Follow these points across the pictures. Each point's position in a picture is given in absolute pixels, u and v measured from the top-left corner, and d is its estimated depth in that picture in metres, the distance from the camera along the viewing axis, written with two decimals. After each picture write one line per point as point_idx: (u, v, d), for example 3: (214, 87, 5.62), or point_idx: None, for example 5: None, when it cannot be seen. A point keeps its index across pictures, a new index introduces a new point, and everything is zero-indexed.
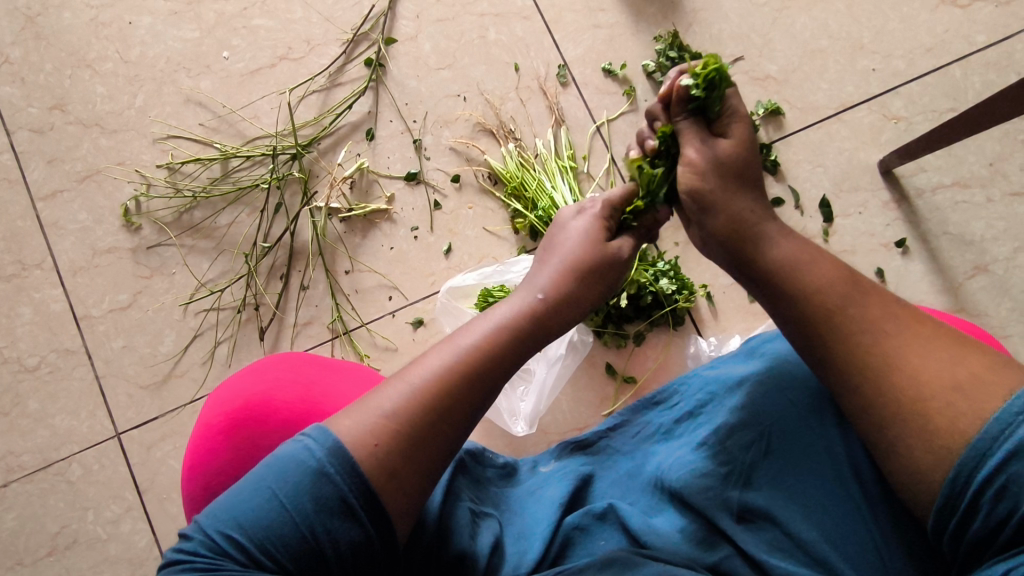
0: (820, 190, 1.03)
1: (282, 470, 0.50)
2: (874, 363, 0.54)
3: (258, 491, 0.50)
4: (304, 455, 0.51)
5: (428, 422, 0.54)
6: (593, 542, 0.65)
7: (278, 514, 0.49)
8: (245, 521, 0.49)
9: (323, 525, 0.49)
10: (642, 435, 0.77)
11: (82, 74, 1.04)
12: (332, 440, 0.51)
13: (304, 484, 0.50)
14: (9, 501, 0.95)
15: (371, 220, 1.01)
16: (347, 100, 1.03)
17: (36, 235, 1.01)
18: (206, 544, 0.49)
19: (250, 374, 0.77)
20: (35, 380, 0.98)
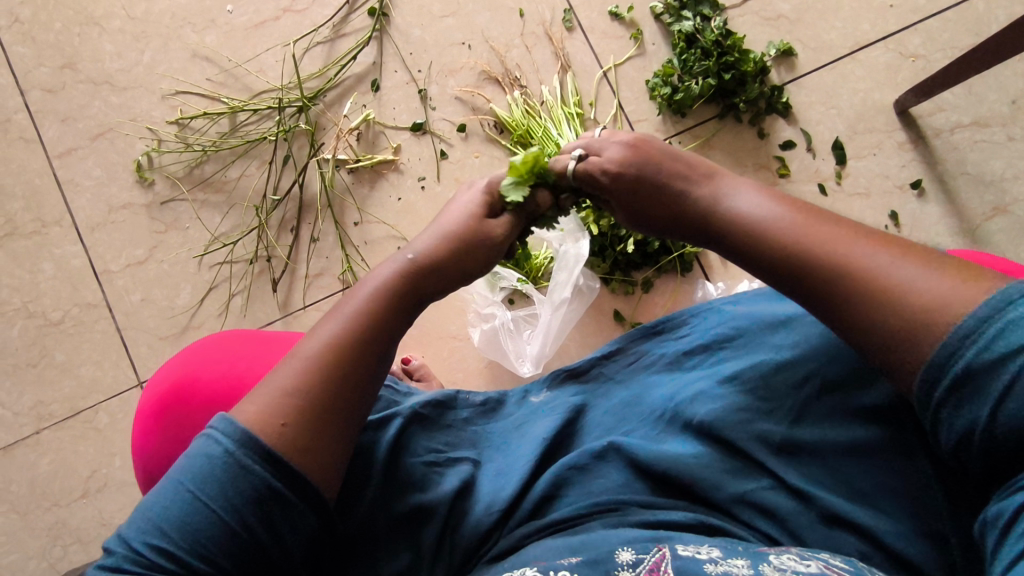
0: (833, 132, 1.00)
1: (197, 466, 0.51)
2: (828, 279, 0.52)
3: (176, 492, 0.51)
4: (215, 451, 0.51)
5: (323, 382, 0.56)
6: (591, 482, 0.65)
7: (198, 512, 0.50)
8: (173, 522, 0.50)
9: (252, 514, 0.50)
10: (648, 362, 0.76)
11: (90, 32, 1.05)
12: (239, 430, 0.52)
13: (223, 479, 0.50)
14: (42, 447, 1.00)
15: (379, 170, 1.02)
16: (352, 51, 1.03)
17: (53, 193, 1.03)
18: (135, 557, 0.49)
19: (184, 359, 0.73)
20: (60, 333, 1.01)
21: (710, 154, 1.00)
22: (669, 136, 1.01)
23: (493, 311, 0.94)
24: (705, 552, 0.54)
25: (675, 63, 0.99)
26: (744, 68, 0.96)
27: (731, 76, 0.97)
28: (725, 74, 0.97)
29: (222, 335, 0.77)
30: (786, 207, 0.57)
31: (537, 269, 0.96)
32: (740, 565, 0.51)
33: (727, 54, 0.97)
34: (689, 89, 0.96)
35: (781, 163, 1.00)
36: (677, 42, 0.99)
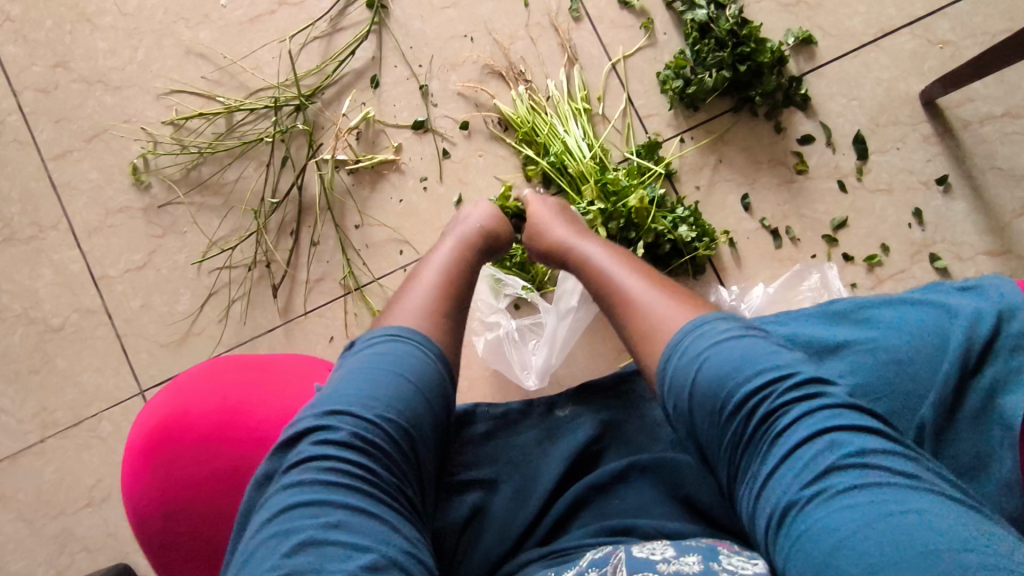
0: (855, 125, 0.95)
1: (379, 367, 0.61)
2: (617, 306, 0.68)
3: (359, 381, 0.59)
4: (391, 354, 0.62)
5: (438, 323, 0.67)
6: (607, 504, 0.69)
7: (413, 401, 0.60)
8: (389, 406, 0.58)
9: (415, 411, 0.60)
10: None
11: (82, 29, 1.02)
12: (399, 343, 0.62)
13: (398, 381, 0.60)
14: (47, 455, 0.99)
15: (380, 171, 0.99)
16: (350, 45, 0.99)
17: (49, 198, 1.01)
18: (322, 459, 0.55)
19: (170, 395, 0.67)
20: (61, 340, 1.00)
21: (725, 150, 0.96)
22: (680, 132, 0.96)
23: (497, 320, 0.91)
24: (658, 552, 0.54)
25: (688, 55, 0.94)
26: (760, 58, 0.90)
27: (746, 68, 0.91)
28: (740, 66, 0.91)
29: (211, 361, 0.71)
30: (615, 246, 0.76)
31: (543, 274, 0.93)
32: (692, 563, 0.51)
33: (742, 44, 0.91)
34: (702, 83, 0.92)
35: (798, 159, 0.95)
36: (689, 31, 0.93)
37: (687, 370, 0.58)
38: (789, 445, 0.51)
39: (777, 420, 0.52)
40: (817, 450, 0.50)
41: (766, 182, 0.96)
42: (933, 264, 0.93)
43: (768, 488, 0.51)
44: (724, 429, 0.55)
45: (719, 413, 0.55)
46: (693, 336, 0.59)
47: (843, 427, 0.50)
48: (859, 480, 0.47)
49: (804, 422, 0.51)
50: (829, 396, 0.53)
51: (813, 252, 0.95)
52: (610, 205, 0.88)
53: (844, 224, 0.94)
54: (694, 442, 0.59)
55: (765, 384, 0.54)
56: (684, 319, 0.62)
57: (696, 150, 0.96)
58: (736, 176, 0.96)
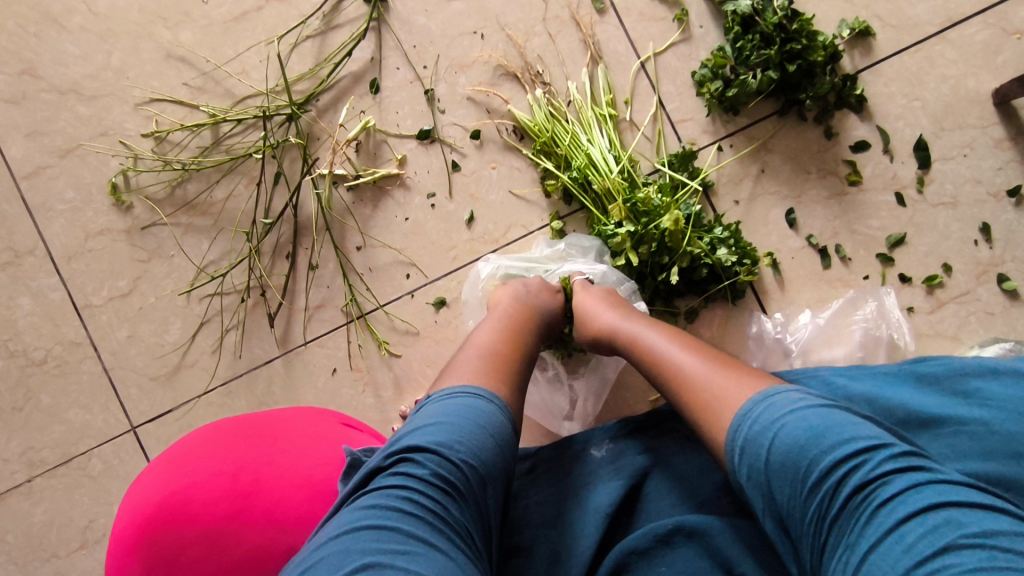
0: (916, 129, 0.85)
1: (457, 410, 0.54)
2: (680, 390, 0.61)
3: (438, 419, 0.53)
4: (469, 400, 0.56)
5: (499, 378, 0.60)
6: (653, 570, 0.59)
7: (494, 448, 0.53)
8: (474, 452, 0.51)
9: (489, 464, 0.52)
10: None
11: (49, 31, 0.92)
12: (470, 392, 0.56)
13: (476, 423, 0.54)
14: (35, 496, 0.93)
15: (382, 186, 0.89)
16: (345, 46, 0.88)
17: (24, 219, 0.92)
18: (391, 501, 0.47)
19: (166, 466, 0.61)
20: (44, 374, 0.93)
21: (768, 159, 0.86)
22: (718, 139, 0.86)
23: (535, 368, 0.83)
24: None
25: (728, 52, 0.83)
26: (812, 57, 0.79)
27: (796, 68, 0.80)
28: (789, 67, 0.80)
29: (210, 428, 0.66)
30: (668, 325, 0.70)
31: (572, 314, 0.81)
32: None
33: (792, 40, 0.79)
34: (744, 84, 0.81)
35: (851, 168, 0.85)
36: (730, 25, 0.82)
37: (759, 440, 0.51)
38: (890, 524, 0.44)
39: (873, 494, 0.46)
40: (922, 530, 0.43)
41: (814, 194, 0.86)
42: (1001, 285, 0.83)
43: (867, 568, 0.43)
44: (808, 500, 0.48)
45: (801, 481, 0.48)
46: (762, 406, 0.53)
47: (958, 505, 0.43)
48: (985, 562, 0.40)
49: (909, 498, 0.44)
50: (935, 473, 0.46)
51: (865, 273, 0.85)
52: (640, 228, 0.78)
53: (901, 241, 0.84)
54: (773, 513, 0.52)
55: (856, 451, 0.47)
56: (749, 394, 0.55)
57: (736, 160, 0.85)
58: (780, 189, 0.85)
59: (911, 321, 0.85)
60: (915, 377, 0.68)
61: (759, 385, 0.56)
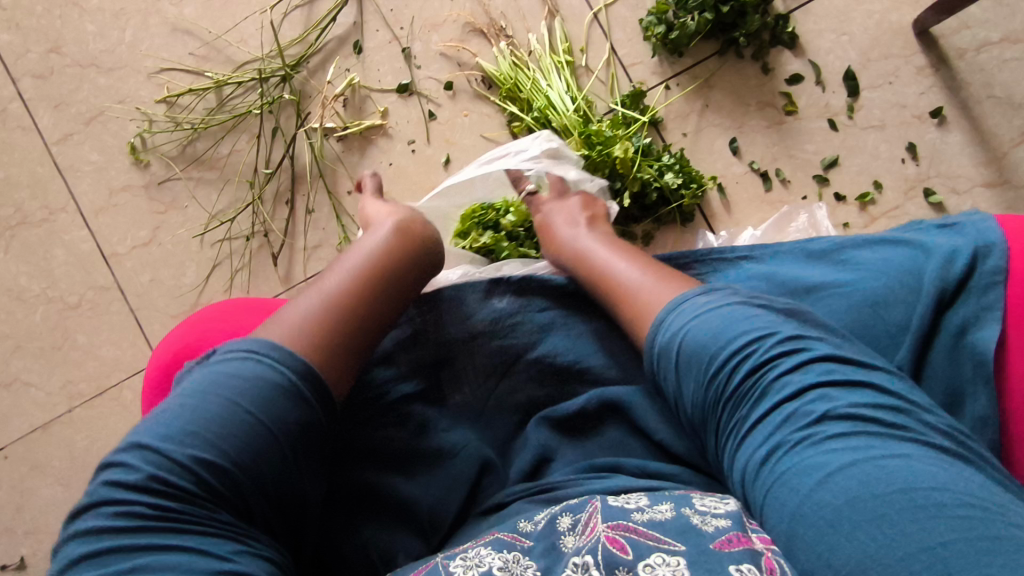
0: (845, 62, 0.93)
1: (210, 391, 0.55)
2: (610, 293, 0.70)
3: (190, 406, 0.54)
4: (218, 377, 0.55)
5: (346, 311, 0.63)
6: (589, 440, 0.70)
7: (236, 424, 0.53)
8: (203, 439, 0.52)
9: (236, 442, 0.53)
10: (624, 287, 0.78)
11: (72, 14, 1.04)
12: (268, 350, 0.57)
13: (219, 405, 0.54)
14: (76, 424, 1.05)
15: (368, 136, 1.00)
16: (331, 13, 0.99)
17: (56, 181, 1.05)
18: (110, 511, 0.49)
19: (188, 329, 0.74)
20: (79, 316, 1.05)
21: (711, 95, 0.95)
22: (665, 80, 0.95)
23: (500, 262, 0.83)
24: (633, 501, 0.55)
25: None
26: None
27: (729, 9, 0.90)
28: (722, 8, 0.90)
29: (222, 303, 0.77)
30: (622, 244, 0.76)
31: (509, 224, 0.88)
32: (665, 511, 0.53)
33: None
34: (684, 26, 0.90)
35: (787, 100, 0.94)
36: None
37: (670, 346, 0.58)
38: (774, 404, 0.50)
39: (762, 377, 0.51)
40: (793, 408, 0.49)
41: (755, 125, 0.95)
42: (927, 199, 0.92)
43: (751, 442, 0.50)
44: (708, 388, 0.54)
45: (707, 372, 0.54)
46: (673, 314, 0.59)
47: (832, 383, 0.49)
48: (848, 431, 0.46)
49: (793, 378, 0.50)
50: (814, 352, 0.52)
51: (803, 194, 0.94)
52: (595, 155, 0.88)
53: (835, 163, 0.93)
54: (681, 404, 0.58)
55: (747, 341, 0.53)
56: (665, 302, 0.62)
57: (682, 97, 0.95)
58: (724, 121, 0.95)
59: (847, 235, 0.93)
60: (804, 256, 0.75)
61: (676, 291, 0.63)
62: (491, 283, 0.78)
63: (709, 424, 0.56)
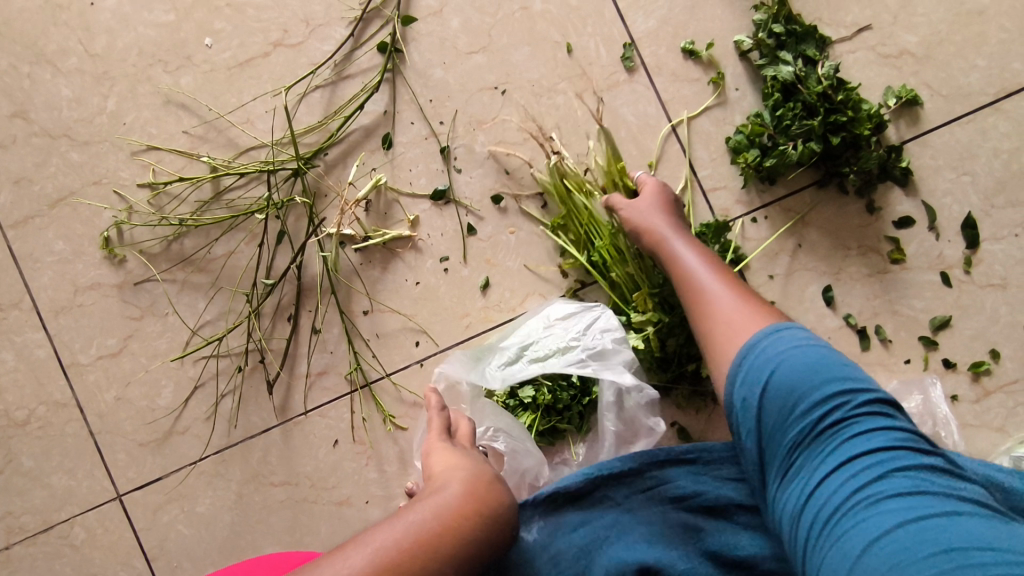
0: (965, 206, 0.79)
1: None
2: (692, 296, 0.71)
3: None
4: None
5: None
6: None
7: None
8: None
9: None
10: (665, 501, 0.73)
11: (42, 72, 0.86)
12: None
13: None
14: (12, 565, 0.87)
15: (392, 248, 0.83)
16: (358, 98, 0.83)
17: (11, 270, 0.87)
18: None
19: None
20: (27, 435, 0.87)
21: (806, 233, 0.80)
22: (751, 211, 0.80)
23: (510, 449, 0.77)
24: None
25: (766, 119, 0.78)
26: (858, 130, 0.75)
27: (840, 139, 0.75)
28: (832, 138, 0.75)
29: None
30: (720, 264, 0.73)
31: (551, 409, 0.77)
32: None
33: (837, 111, 0.75)
34: (783, 154, 0.76)
35: (894, 246, 0.79)
36: (770, 91, 0.77)
37: (761, 369, 0.63)
38: (843, 460, 0.58)
39: (842, 431, 0.59)
40: (866, 463, 0.57)
41: (855, 271, 0.80)
42: None
43: (817, 491, 0.58)
44: (791, 426, 0.61)
45: (787, 417, 0.61)
46: (767, 340, 0.65)
47: (900, 446, 0.58)
48: (906, 489, 0.55)
49: (864, 438, 0.58)
50: (893, 421, 0.60)
51: (906, 357, 0.79)
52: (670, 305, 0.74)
53: (946, 324, 0.79)
54: (754, 438, 0.64)
55: (834, 395, 0.60)
56: (759, 327, 0.67)
57: (773, 238, 0.80)
58: (819, 265, 0.80)
59: (955, 410, 0.79)
60: None
61: (767, 321, 0.67)
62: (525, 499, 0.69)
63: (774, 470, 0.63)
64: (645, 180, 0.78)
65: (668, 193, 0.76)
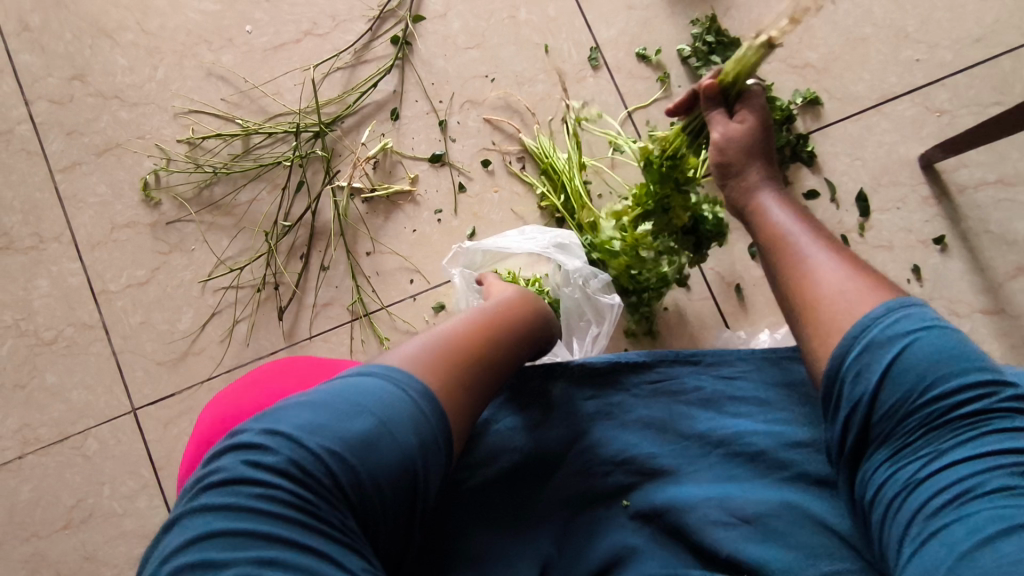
0: (857, 184, 0.99)
1: (344, 397, 0.53)
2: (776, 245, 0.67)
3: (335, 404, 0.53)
4: (362, 387, 0.54)
5: (486, 335, 0.63)
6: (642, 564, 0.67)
7: (375, 432, 0.51)
8: (337, 436, 0.51)
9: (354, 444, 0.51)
10: (670, 394, 0.79)
11: (101, 45, 1.02)
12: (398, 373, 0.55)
13: (343, 407, 0.52)
14: (25, 473, 0.96)
15: (394, 201, 0.99)
16: (373, 78, 1.01)
17: (54, 208, 0.99)
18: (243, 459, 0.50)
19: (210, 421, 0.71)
20: (52, 354, 0.97)
21: None
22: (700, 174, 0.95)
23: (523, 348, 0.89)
24: None
25: None
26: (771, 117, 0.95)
27: None
28: None
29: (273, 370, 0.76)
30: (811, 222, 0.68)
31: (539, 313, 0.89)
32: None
33: None
34: None
35: None
36: None
37: (885, 343, 0.54)
38: (976, 449, 0.50)
39: (970, 424, 0.51)
40: (996, 460, 0.49)
41: None
42: None
43: (936, 475, 0.50)
44: (912, 411, 0.53)
45: (907, 397, 0.53)
46: (901, 314, 0.55)
47: None
48: None
49: (997, 435, 0.50)
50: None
51: None
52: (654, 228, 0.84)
53: None
54: (858, 414, 0.55)
55: (975, 381, 0.52)
56: (878, 301, 0.56)
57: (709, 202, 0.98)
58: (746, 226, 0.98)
59: None
60: None
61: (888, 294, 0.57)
62: (549, 364, 0.79)
63: (882, 444, 0.54)
64: (757, 96, 0.76)
65: (761, 129, 0.75)
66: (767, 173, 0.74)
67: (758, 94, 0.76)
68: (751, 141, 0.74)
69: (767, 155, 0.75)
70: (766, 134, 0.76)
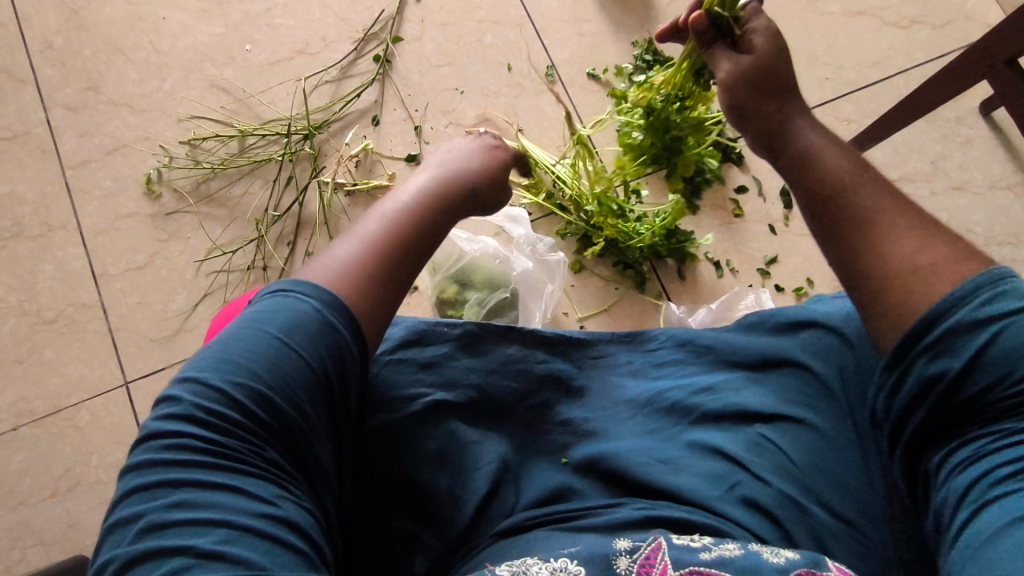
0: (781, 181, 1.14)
1: (263, 320, 0.55)
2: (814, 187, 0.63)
3: (250, 330, 0.55)
4: (281, 308, 0.56)
5: (403, 235, 0.66)
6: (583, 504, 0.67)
7: (289, 359, 0.54)
8: (257, 366, 0.53)
9: (265, 368, 0.53)
10: (604, 367, 0.83)
11: (116, 60, 1.15)
12: (309, 291, 0.57)
13: (261, 334, 0.54)
14: (17, 444, 1.01)
15: (374, 194, 1.11)
16: (357, 90, 1.15)
17: (63, 200, 1.09)
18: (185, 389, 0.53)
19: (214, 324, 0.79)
20: (52, 332, 1.05)
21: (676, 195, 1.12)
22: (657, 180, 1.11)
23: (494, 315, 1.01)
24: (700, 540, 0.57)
25: None
26: None
27: None
28: None
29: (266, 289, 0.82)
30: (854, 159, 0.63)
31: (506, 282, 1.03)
32: (732, 549, 0.55)
33: None
34: None
35: (735, 205, 1.12)
36: None
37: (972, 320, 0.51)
38: None
39: None
40: None
41: (710, 223, 1.12)
42: None
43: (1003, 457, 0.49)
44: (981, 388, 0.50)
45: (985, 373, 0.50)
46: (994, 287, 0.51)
47: None
48: None
49: None
50: None
51: (749, 281, 1.09)
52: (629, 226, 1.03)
53: (775, 260, 1.10)
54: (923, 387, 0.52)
55: None
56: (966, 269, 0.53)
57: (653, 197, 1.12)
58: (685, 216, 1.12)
59: None
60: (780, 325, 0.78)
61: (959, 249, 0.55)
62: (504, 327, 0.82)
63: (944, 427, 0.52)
64: (756, 24, 0.70)
65: (776, 58, 0.69)
66: (794, 109, 0.68)
67: (756, 19, 0.71)
68: (766, 63, 0.69)
69: (787, 82, 0.69)
70: (783, 61, 0.69)
